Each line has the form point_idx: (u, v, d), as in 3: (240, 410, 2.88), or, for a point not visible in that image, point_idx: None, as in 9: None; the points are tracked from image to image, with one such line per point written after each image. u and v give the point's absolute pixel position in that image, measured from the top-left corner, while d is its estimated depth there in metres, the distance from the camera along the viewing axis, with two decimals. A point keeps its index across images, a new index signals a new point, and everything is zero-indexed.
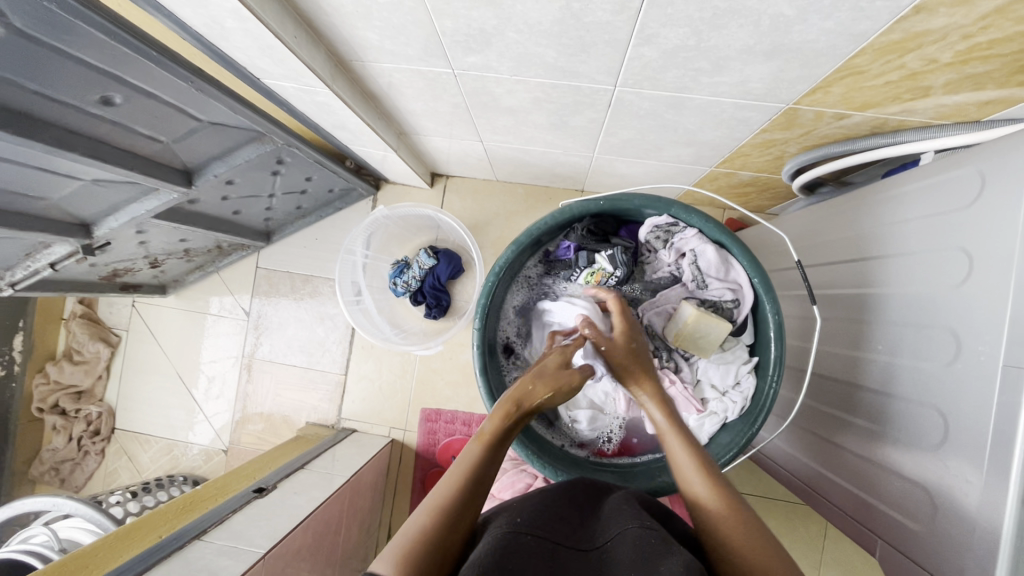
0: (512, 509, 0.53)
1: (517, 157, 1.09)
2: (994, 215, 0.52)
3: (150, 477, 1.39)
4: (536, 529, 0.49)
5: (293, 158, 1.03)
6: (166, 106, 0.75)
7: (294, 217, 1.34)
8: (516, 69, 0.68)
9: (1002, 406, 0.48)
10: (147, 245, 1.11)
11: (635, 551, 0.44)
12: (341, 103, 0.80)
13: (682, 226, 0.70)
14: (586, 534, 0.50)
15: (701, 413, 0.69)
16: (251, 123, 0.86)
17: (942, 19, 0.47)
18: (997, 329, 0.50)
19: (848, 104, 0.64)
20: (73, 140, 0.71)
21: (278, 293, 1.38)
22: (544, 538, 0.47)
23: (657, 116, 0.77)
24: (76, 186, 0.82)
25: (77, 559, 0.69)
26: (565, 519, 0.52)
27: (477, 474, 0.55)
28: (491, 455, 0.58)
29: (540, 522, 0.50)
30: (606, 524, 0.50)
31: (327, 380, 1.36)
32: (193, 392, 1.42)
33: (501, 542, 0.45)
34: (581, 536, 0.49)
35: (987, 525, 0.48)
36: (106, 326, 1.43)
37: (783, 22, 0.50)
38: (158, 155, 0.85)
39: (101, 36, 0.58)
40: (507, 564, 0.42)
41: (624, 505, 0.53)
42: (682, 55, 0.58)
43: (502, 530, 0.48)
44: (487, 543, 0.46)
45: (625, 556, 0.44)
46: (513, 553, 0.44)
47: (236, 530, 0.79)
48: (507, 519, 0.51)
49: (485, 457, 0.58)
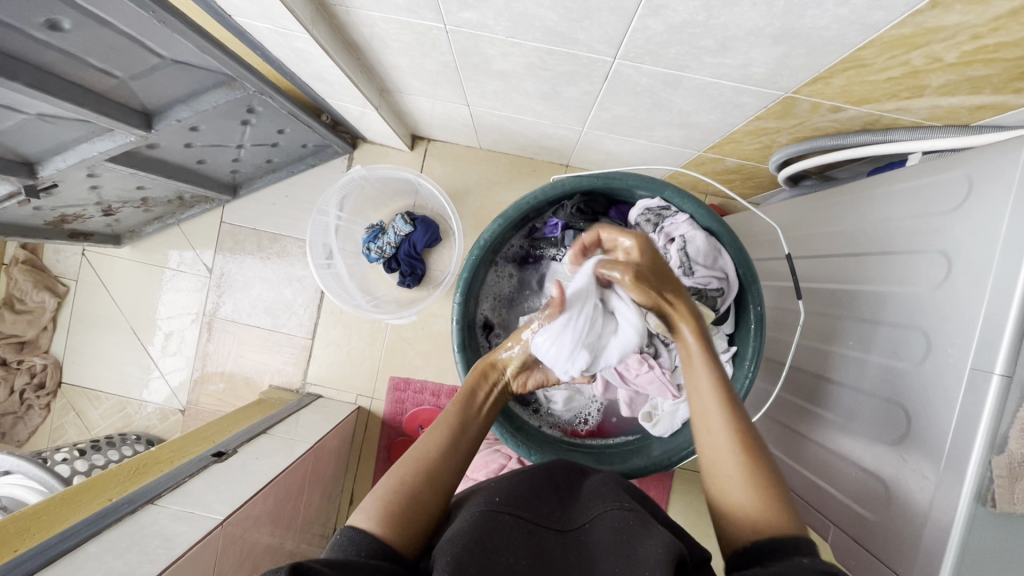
0: (490, 486, 0.53)
1: (503, 125, 1.05)
2: (978, 220, 0.52)
3: (99, 435, 1.33)
4: (514, 507, 0.48)
5: (265, 108, 0.96)
6: (123, 38, 0.68)
7: (264, 171, 1.27)
8: (512, 31, 0.64)
9: (964, 407, 0.49)
10: (100, 190, 1.03)
11: (614, 535, 0.44)
12: (320, 52, 0.74)
13: (674, 210, 0.69)
14: (563, 513, 0.50)
15: (676, 399, 0.69)
16: (221, 66, 0.80)
17: (955, 17, 0.46)
18: (968, 333, 0.51)
19: (846, 98, 0.63)
20: (13, 67, 0.64)
21: (243, 251, 1.32)
22: (523, 518, 0.47)
23: (653, 94, 0.74)
24: (18, 119, 0.74)
25: (19, 520, 0.66)
26: (543, 498, 0.52)
27: (455, 426, 0.58)
28: (467, 408, 0.61)
29: (518, 500, 0.50)
30: (585, 505, 0.51)
31: (292, 343, 1.32)
32: (148, 349, 1.36)
33: (481, 524, 0.45)
34: (560, 515, 0.50)
35: (937, 517, 0.50)
36: (52, 274, 1.34)
37: (797, 5, 0.48)
38: (114, 93, 0.77)
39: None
40: (488, 548, 0.42)
41: (603, 486, 0.53)
42: (688, 31, 0.56)
43: (480, 508, 0.48)
44: (466, 523, 0.46)
45: (603, 541, 0.44)
46: (494, 534, 0.44)
47: (194, 495, 0.76)
48: (486, 496, 0.51)
49: (463, 414, 0.60)
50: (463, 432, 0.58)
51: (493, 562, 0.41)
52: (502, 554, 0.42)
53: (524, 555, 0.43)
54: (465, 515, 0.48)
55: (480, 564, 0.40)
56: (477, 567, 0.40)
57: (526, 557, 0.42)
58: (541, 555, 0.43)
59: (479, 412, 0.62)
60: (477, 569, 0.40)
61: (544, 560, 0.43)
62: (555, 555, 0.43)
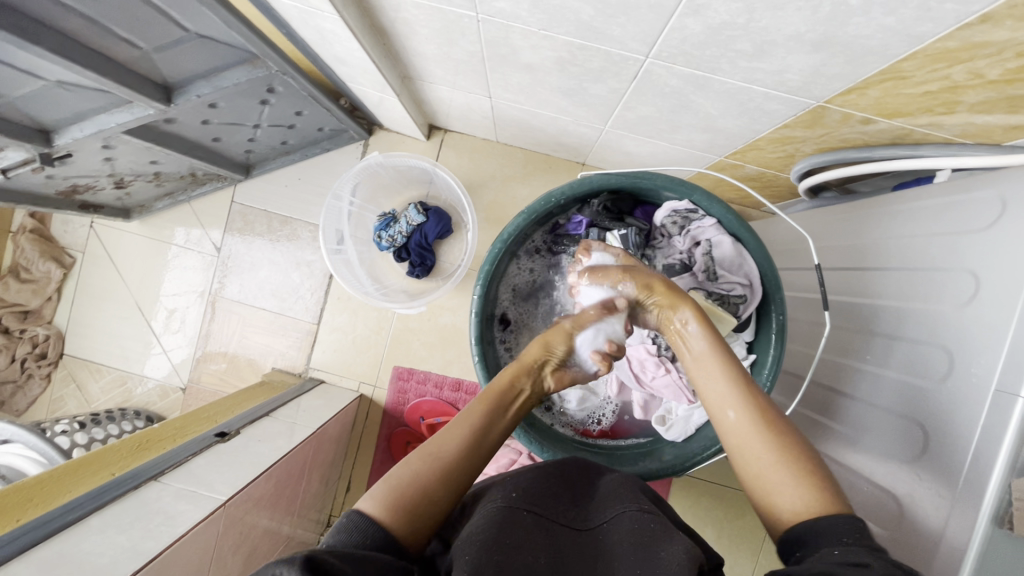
0: (507, 480, 0.53)
1: (523, 119, 1.04)
2: (1010, 242, 0.52)
3: (99, 408, 1.32)
4: (532, 504, 0.48)
5: (286, 89, 0.95)
6: (150, 9, 0.67)
7: (278, 152, 1.26)
8: (545, 23, 0.64)
9: (986, 429, 0.49)
10: (113, 162, 1.02)
11: (633, 538, 0.44)
12: (348, 35, 0.74)
13: (702, 214, 0.68)
14: (579, 512, 0.50)
15: (691, 404, 0.69)
16: (245, 43, 0.78)
17: (1005, 33, 0.45)
18: (993, 354, 0.50)
19: (878, 111, 0.63)
20: (38, 32, 0.63)
21: (253, 232, 1.31)
22: (541, 516, 0.47)
23: (681, 96, 0.73)
24: (38, 85, 0.73)
25: (21, 489, 0.65)
26: (559, 495, 0.51)
27: (477, 429, 0.57)
28: (494, 410, 0.60)
29: (535, 496, 0.49)
30: (601, 503, 0.51)
31: (297, 328, 1.31)
32: (151, 325, 1.35)
33: (498, 521, 0.45)
34: (576, 514, 0.49)
35: (948, 543, 0.50)
36: (59, 245, 1.34)
37: (843, 12, 0.48)
38: (137, 65, 0.76)
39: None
40: (507, 545, 0.42)
41: (619, 486, 0.53)
42: (726, 33, 0.55)
43: (497, 504, 0.48)
44: (483, 520, 0.46)
45: (622, 543, 0.45)
46: (512, 531, 0.44)
47: (197, 474, 0.75)
48: (502, 490, 0.50)
49: (487, 414, 0.59)
50: (484, 437, 0.57)
51: (511, 560, 0.41)
52: (520, 552, 0.42)
53: (542, 554, 0.43)
54: (481, 511, 0.48)
55: (500, 563, 0.40)
56: (496, 566, 0.40)
57: (544, 556, 0.42)
58: (559, 554, 0.43)
59: (506, 417, 0.61)
60: (495, 568, 0.40)
61: (562, 560, 0.43)
62: (574, 555, 0.44)
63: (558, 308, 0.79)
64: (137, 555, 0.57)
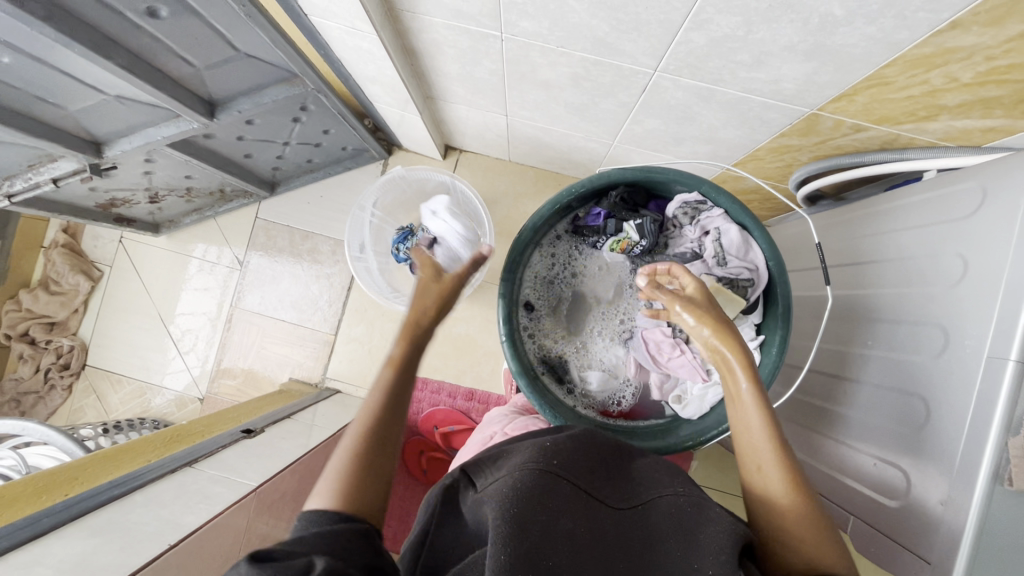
0: (542, 444, 0.51)
1: (537, 137, 1.11)
2: (992, 225, 0.57)
3: (118, 418, 1.35)
4: (571, 474, 0.47)
5: (317, 107, 1.02)
6: (208, 29, 0.75)
7: (302, 171, 1.33)
8: (564, 40, 0.71)
9: (982, 393, 0.52)
10: (151, 176, 1.08)
11: (674, 523, 0.45)
12: (383, 53, 0.81)
13: (710, 205, 0.74)
14: (616, 487, 0.49)
15: (706, 382, 0.71)
16: (288, 62, 0.86)
17: (972, 38, 0.51)
18: (985, 326, 0.54)
19: (868, 116, 0.69)
20: (112, 48, 0.70)
21: (275, 246, 1.37)
22: (578, 488, 0.46)
23: (685, 108, 0.80)
24: (99, 99, 0.80)
25: (65, 470, 0.68)
26: (596, 468, 0.50)
27: (391, 400, 0.56)
28: (404, 378, 0.59)
29: (572, 465, 0.48)
30: (638, 483, 0.51)
31: (315, 338, 1.35)
32: (172, 337, 1.39)
33: (538, 484, 0.44)
34: (613, 489, 0.49)
35: (953, 514, 0.53)
36: (88, 259, 1.39)
37: (830, 22, 0.54)
38: (188, 81, 0.84)
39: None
40: (546, 508, 0.43)
41: (654, 470, 0.53)
42: (728, 45, 0.62)
43: (535, 462, 0.47)
44: (524, 478, 0.44)
45: (662, 526, 0.45)
46: (552, 499, 0.44)
47: (227, 463, 0.78)
48: (542, 452, 0.49)
49: (399, 377, 0.59)
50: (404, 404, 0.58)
51: (553, 525, 0.42)
52: (560, 517, 0.43)
53: (580, 524, 0.44)
54: (516, 464, 0.47)
55: (542, 530, 0.42)
56: (541, 530, 0.42)
57: (581, 526, 0.43)
58: (598, 531, 0.44)
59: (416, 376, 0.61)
60: (539, 531, 0.41)
61: (599, 535, 0.43)
62: (612, 534, 0.44)
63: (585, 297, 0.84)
64: (180, 527, 0.59)
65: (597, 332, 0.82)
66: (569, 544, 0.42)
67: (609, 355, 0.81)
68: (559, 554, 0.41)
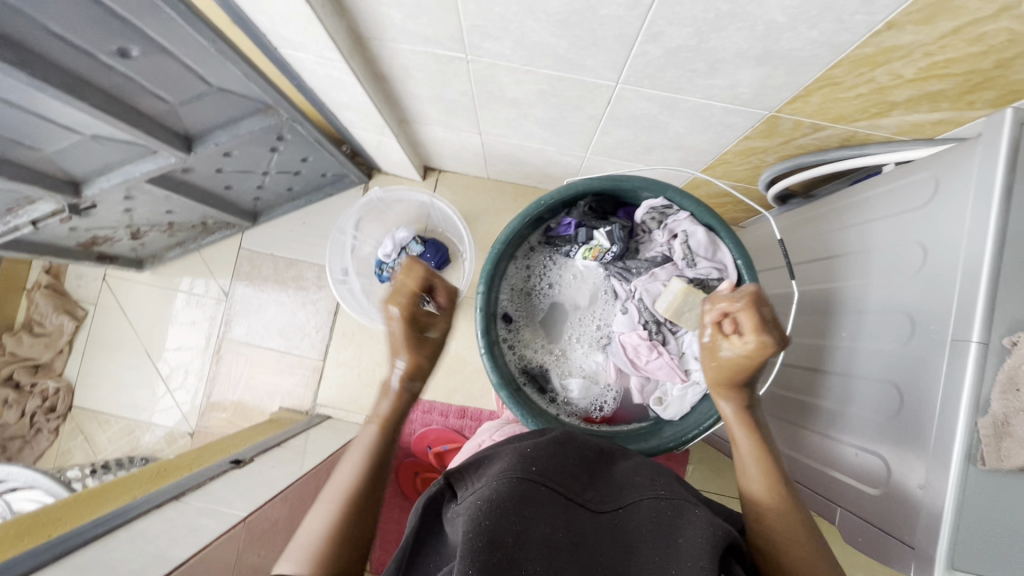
0: (523, 451, 0.51)
1: (512, 153, 1.14)
2: (945, 212, 0.59)
3: (106, 458, 1.33)
4: (550, 481, 0.47)
5: (294, 136, 1.04)
6: (180, 66, 0.76)
7: (283, 199, 1.35)
8: (527, 59, 0.73)
9: (950, 374, 0.53)
10: (132, 213, 1.09)
11: (652, 525, 0.46)
12: (352, 80, 0.83)
13: (676, 209, 0.76)
14: (597, 491, 0.50)
15: (685, 382, 0.73)
16: (261, 93, 0.88)
17: (909, 36, 0.54)
18: (947, 309, 0.56)
19: (824, 115, 0.71)
20: (84, 89, 0.71)
21: (260, 275, 1.37)
22: (559, 494, 0.46)
23: (651, 117, 0.82)
24: (75, 140, 0.81)
25: (51, 511, 0.68)
26: (577, 474, 0.51)
27: (374, 457, 0.63)
28: (389, 437, 0.66)
29: (554, 472, 0.49)
30: (619, 486, 0.51)
31: (304, 365, 1.35)
32: (160, 373, 1.38)
33: (517, 490, 0.44)
34: (594, 492, 0.49)
35: (930, 502, 0.53)
36: (72, 298, 1.39)
37: (775, 28, 0.57)
38: (163, 117, 0.85)
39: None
40: (524, 516, 0.43)
41: (636, 473, 0.53)
42: (683, 54, 0.64)
43: (514, 470, 0.47)
44: (502, 487, 0.45)
45: (641, 530, 0.46)
46: (531, 505, 0.44)
47: (216, 494, 0.78)
48: (523, 460, 0.49)
49: (383, 437, 0.65)
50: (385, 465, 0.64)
51: (531, 531, 0.42)
52: (538, 522, 0.43)
53: (559, 528, 0.43)
54: (495, 472, 0.47)
55: (519, 534, 0.41)
56: (516, 538, 0.40)
57: (562, 530, 0.43)
58: (578, 535, 0.43)
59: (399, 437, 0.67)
60: (514, 538, 0.40)
61: (579, 539, 0.43)
62: (592, 538, 0.44)
63: (562, 308, 0.85)
64: (165, 562, 0.59)
65: (575, 339, 0.83)
66: (548, 549, 0.41)
67: (588, 361, 0.82)
68: (536, 557, 0.40)
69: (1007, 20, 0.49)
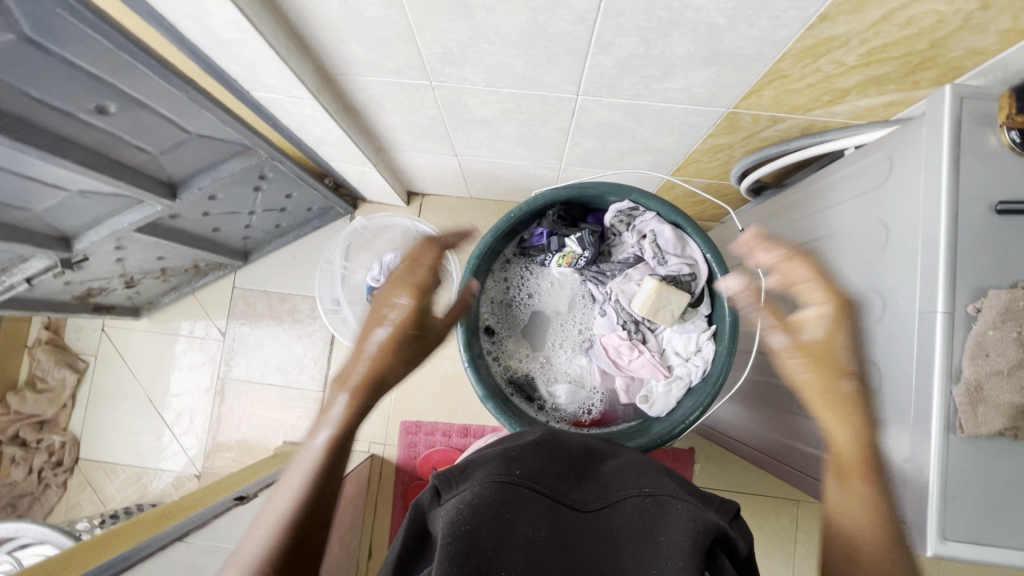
0: (511, 454, 0.52)
1: (491, 171, 1.16)
2: (899, 189, 0.60)
3: (115, 508, 1.33)
4: (536, 483, 0.48)
5: (275, 173, 1.07)
6: (158, 117, 0.80)
7: (272, 236, 1.37)
8: (489, 80, 0.76)
9: (919, 348, 0.54)
10: (124, 263, 1.12)
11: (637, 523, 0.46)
12: (325, 116, 0.86)
13: (643, 210, 0.77)
14: (583, 491, 0.50)
15: (668, 378, 0.75)
16: (238, 135, 0.91)
17: (843, 26, 0.56)
18: (911, 284, 0.57)
19: (781, 108, 0.73)
20: (67, 148, 0.75)
21: (255, 312, 1.39)
22: (543, 495, 0.47)
23: (616, 124, 0.85)
24: (62, 197, 0.84)
25: (56, 561, 0.68)
26: (563, 475, 0.51)
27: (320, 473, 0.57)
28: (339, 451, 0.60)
29: (539, 475, 0.49)
30: (606, 484, 0.52)
31: (305, 398, 1.36)
32: (164, 418, 1.39)
33: (500, 495, 0.45)
34: (580, 492, 0.50)
35: (913, 477, 0.54)
36: (73, 351, 1.41)
37: (716, 30, 0.59)
38: (145, 167, 0.88)
39: (97, 37, 0.62)
40: (505, 520, 0.43)
41: (624, 471, 0.54)
42: (634, 62, 0.67)
43: (498, 474, 0.48)
44: (486, 491, 0.46)
45: (625, 528, 0.46)
46: (513, 508, 0.45)
47: (220, 531, 0.79)
48: (509, 463, 0.50)
49: (334, 450, 0.59)
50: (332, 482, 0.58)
51: (512, 534, 0.43)
52: (521, 524, 0.44)
53: (541, 530, 0.44)
54: (479, 476, 0.48)
55: (499, 536, 0.42)
56: (496, 541, 0.41)
57: (545, 532, 0.44)
58: (560, 536, 0.44)
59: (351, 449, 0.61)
60: (494, 541, 0.41)
61: (561, 540, 0.44)
62: (575, 539, 0.44)
63: (544, 315, 0.86)
64: None
65: (558, 345, 0.84)
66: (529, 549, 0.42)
67: (572, 366, 0.83)
68: (517, 559, 0.41)
69: (932, 3, 0.52)
